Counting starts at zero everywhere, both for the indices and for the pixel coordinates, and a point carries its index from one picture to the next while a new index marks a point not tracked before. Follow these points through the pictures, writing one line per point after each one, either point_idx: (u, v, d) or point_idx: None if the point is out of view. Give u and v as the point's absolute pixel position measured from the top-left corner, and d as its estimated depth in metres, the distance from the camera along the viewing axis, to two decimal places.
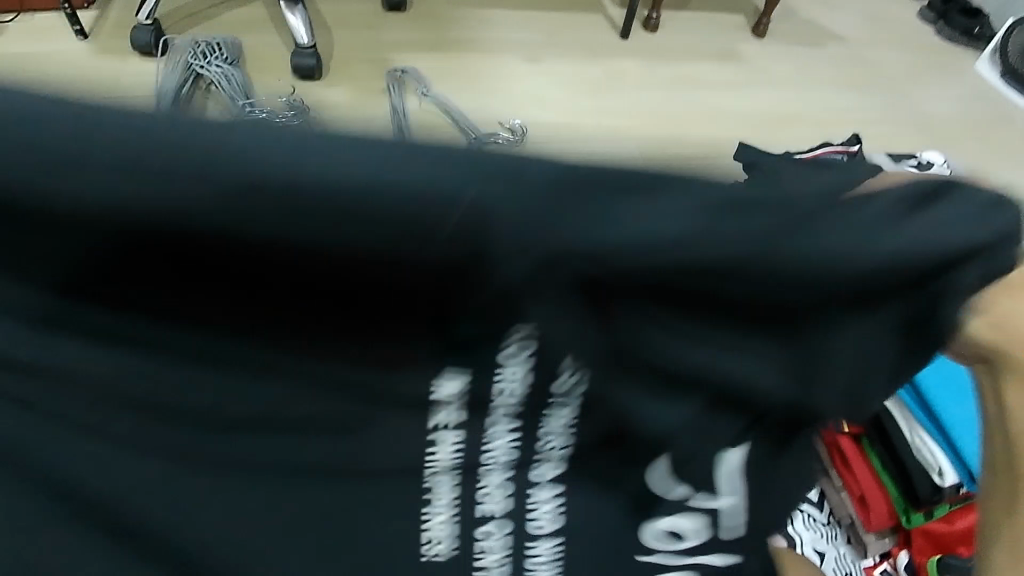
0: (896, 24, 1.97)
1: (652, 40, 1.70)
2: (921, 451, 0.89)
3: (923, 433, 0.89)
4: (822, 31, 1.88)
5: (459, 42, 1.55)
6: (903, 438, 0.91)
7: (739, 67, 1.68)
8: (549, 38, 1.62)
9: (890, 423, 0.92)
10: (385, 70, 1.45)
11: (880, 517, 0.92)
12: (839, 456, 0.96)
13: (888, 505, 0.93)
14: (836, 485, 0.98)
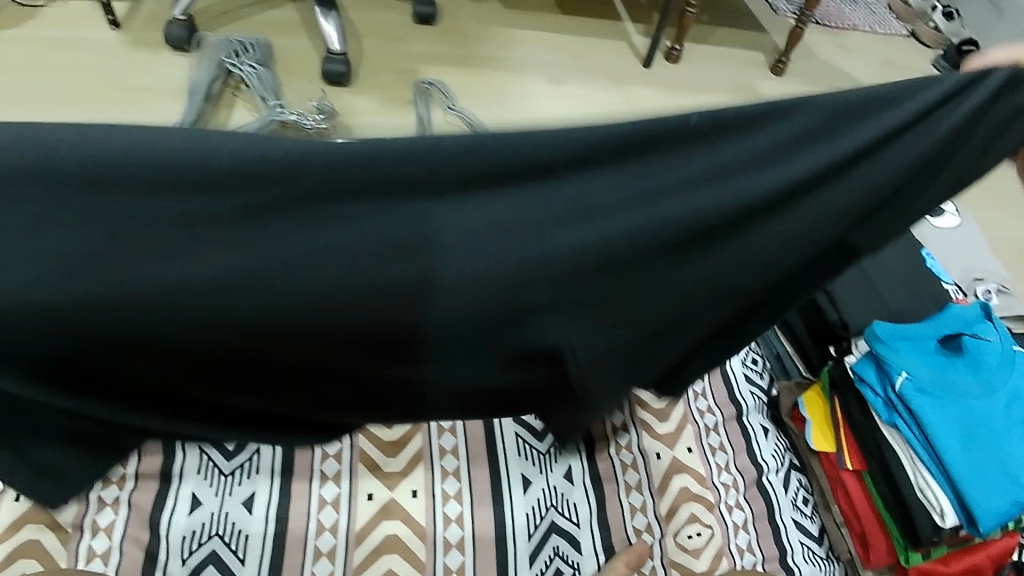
0: (911, 71, 2.01)
1: (673, 71, 1.73)
2: (924, 491, 0.89)
3: (926, 473, 0.89)
4: (838, 73, 1.92)
5: (486, 59, 1.58)
6: (905, 478, 0.91)
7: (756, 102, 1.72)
8: (574, 61, 1.66)
9: (892, 460, 0.92)
10: (412, 81, 1.48)
11: (880, 557, 0.94)
12: (843, 493, 0.99)
13: (887, 542, 0.94)
14: (836, 521, 1.00)
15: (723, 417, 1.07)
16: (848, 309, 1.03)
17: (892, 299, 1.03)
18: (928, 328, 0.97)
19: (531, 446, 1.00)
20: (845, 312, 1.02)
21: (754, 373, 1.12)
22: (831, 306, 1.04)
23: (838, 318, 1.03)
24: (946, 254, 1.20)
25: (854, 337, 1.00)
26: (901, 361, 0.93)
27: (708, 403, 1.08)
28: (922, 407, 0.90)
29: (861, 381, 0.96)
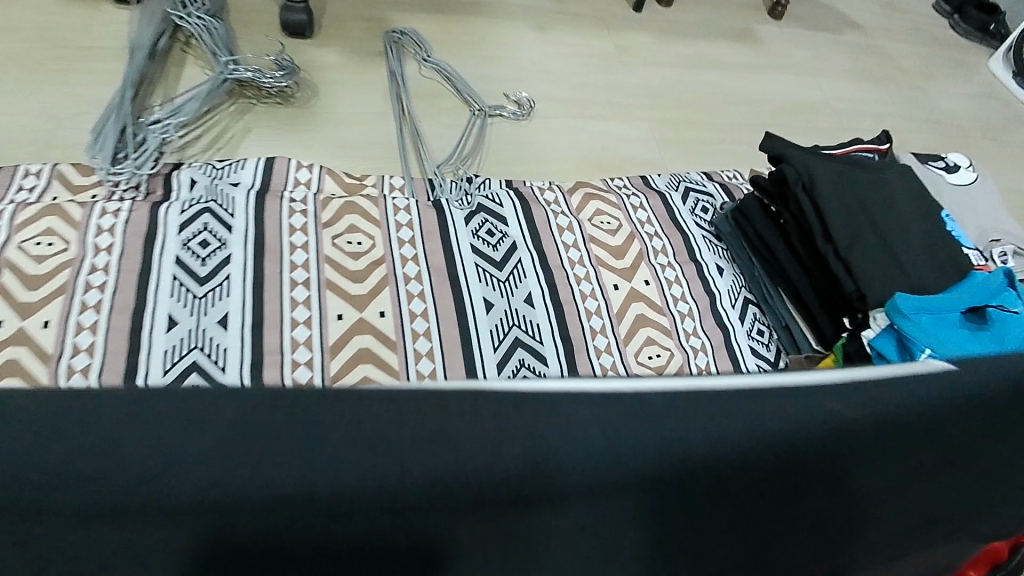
0: (912, 14, 1.92)
1: (664, 15, 1.61)
2: None
3: None
4: (838, 16, 1.82)
5: (464, 5, 1.45)
6: None
7: (754, 50, 1.63)
8: (559, 6, 1.53)
9: None
10: (382, 30, 1.34)
11: None
12: None
13: None
14: None
15: None
16: (820, 172, 0.99)
17: (870, 180, 1.02)
18: (953, 299, 0.89)
19: (534, 370, 0.92)
20: (812, 166, 0.99)
21: (760, 345, 1.06)
22: (796, 166, 1.01)
23: (804, 174, 0.99)
24: (965, 210, 1.15)
25: (872, 309, 0.91)
26: (927, 337, 0.85)
27: None
28: None
29: (881, 358, 0.90)
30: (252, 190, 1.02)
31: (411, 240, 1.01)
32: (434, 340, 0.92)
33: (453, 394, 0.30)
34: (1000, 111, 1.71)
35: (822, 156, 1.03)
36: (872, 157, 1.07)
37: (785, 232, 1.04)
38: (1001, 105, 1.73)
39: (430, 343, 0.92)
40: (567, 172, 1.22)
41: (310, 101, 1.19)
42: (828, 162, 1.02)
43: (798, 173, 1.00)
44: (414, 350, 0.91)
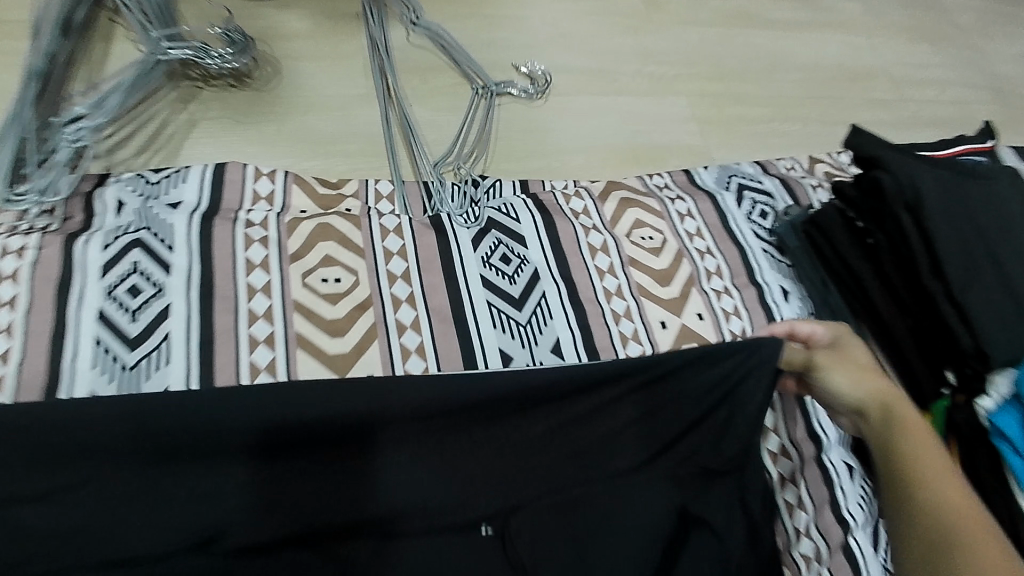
0: None
1: None
2: None
3: None
4: None
5: None
6: None
7: (800, 3, 1.37)
8: None
9: None
10: None
11: None
12: None
13: None
14: None
15: (801, 461, 0.84)
16: (926, 185, 0.78)
17: (984, 192, 0.80)
18: None
19: None
20: (918, 178, 0.78)
21: None
22: (896, 176, 0.79)
23: (907, 188, 0.78)
24: None
25: (997, 371, 0.73)
26: None
27: (780, 440, 0.85)
28: None
29: (997, 434, 0.73)
30: (196, 212, 0.79)
31: (405, 276, 0.79)
32: None
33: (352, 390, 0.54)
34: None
35: (924, 161, 0.82)
36: (982, 161, 0.85)
37: (878, 255, 0.83)
38: None
39: None
40: (593, 168, 0.99)
41: (272, 82, 0.95)
42: (931, 168, 0.80)
43: (899, 185, 0.79)
44: None
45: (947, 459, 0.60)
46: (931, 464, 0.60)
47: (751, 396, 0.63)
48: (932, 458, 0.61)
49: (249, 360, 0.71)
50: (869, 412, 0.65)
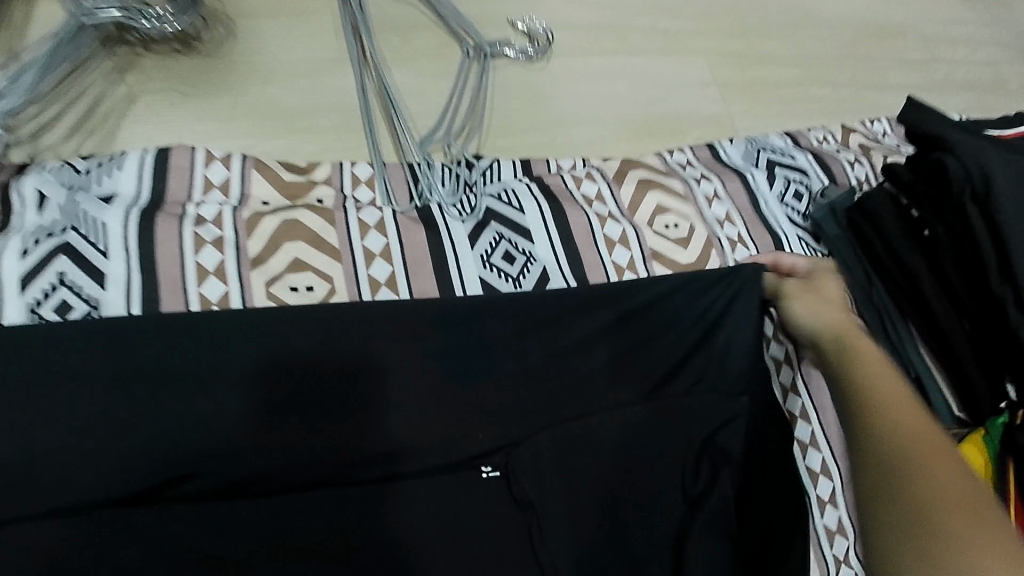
0: None
1: None
2: None
3: None
4: None
5: None
6: None
7: None
8: None
9: None
10: None
11: None
12: None
13: None
14: None
15: (843, 481, 0.74)
16: (999, 170, 0.67)
17: None
18: None
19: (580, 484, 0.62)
20: (988, 163, 0.67)
21: None
22: (961, 159, 0.69)
23: (975, 173, 0.67)
24: None
25: None
26: None
27: (823, 458, 0.74)
28: None
29: None
30: (135, 206, 0.66)
31: (391, 282, 0.67)
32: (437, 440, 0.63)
33: (349, 331, 0.62)
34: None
35: (991, 141, 0.70)
36: None
37: (932, 246, 0.72)
38: None
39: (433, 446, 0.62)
40: (603, 142, 0.86)
41: (225, 46, 0.80)
42: (1004, 150, 0.69)
43: (964, 170, 0.68)
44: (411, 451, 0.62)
45: (903, 390, 0.54)
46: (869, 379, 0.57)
47: (705, 335, 0.71)
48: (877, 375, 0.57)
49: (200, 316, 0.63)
50: (828, 347, 0.64)
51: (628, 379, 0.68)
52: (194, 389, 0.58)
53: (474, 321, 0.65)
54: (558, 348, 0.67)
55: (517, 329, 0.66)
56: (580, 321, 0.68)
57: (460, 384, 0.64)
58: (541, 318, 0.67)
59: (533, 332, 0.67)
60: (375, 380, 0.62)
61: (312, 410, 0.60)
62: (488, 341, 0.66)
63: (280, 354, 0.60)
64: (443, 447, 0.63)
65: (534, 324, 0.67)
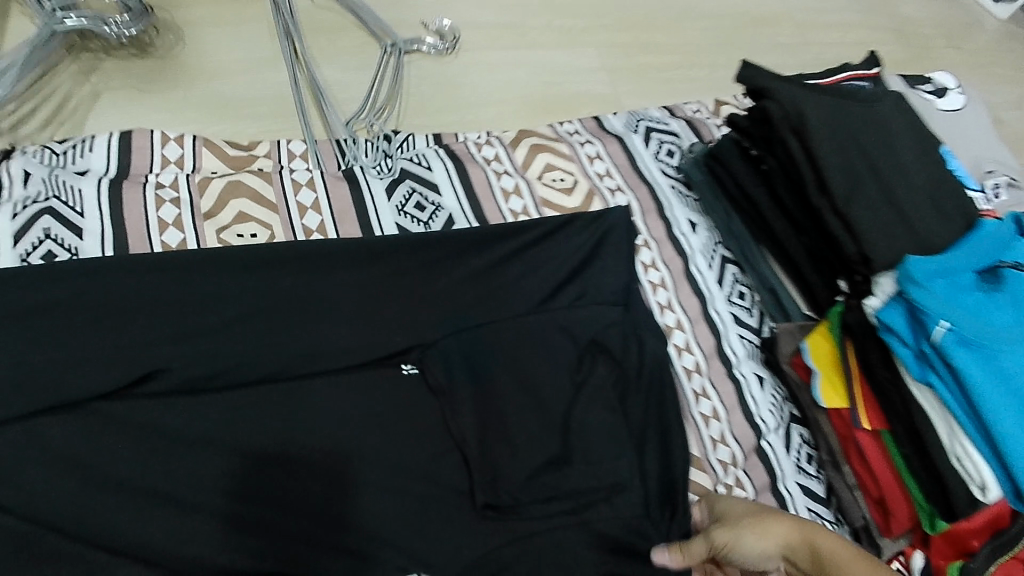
0: None
1: None
2: (962, 461, 0.78)
3: (964, 439, 0.78)
4: None
5: None
6: (939, 443, 0.79)
7: None
8: None
9: (923, 423, 0.80)
10: None
11: (902, 527, 0.83)
12: (856, 454, 0.86)
13: (910, 509, 0.83)
14: (848, 483, 0.88)
15: (711, 375, 0.89)
16: (810, 109, 0.83)
17: (864, 114, 0.87)
18: (967, 257, 0.81)
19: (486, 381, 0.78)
20: (801, 105, 0.83)
21: (742, 311, 0.95)
22: (783, 102, 0.84)
23: (792, 113, 0.83)
24: (953, 138, 1.02)
25: (877, 273, 0.80)
26: (942, 309, 0.76)
27: (693, 358, 0.89)
28: (966, 363, 0.75)
29: (887, 330, 0.79)
30: (104, 177, 0.80)
31: (321, 229, 0.81)
32: (367, 353, 0.76)
33: (290, 269, 0.77)
34: (956, 16, 1.59)
35: (807, 88, 0.87)
36: (862, 85, 0.91)
37: (770, 178, 0.88)
38: (958, 11, 1.60)
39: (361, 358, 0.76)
40: (506, 119, 1.02)
41: (174, 50, 0.95)
42: (816, 96, 0.86)
43: (785, 111, 0.83)
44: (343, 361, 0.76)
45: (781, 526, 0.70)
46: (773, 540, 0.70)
47: (590, 261, 0.86)
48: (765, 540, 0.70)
49: (161, 244, 0.77)
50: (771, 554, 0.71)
51: (527, 296, 0.82)
52: (158, 317, 0.72)
53: (394, 251, 0.79)
54: (467, 269, 0.82)
55: (436, 266, 0.80)
56: (487, 251, 0.83)
57: (386, 309, 0.78)
58: (454, 246, 0.81)
59: (442, 260, 0.81)
60: (319, 308, 0.76)
61: (263, 334, 0.74)
62: (412, 276, 0.80)
63: (238, 280, 0.75)
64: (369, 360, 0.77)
65: (450, 253, 0.81)
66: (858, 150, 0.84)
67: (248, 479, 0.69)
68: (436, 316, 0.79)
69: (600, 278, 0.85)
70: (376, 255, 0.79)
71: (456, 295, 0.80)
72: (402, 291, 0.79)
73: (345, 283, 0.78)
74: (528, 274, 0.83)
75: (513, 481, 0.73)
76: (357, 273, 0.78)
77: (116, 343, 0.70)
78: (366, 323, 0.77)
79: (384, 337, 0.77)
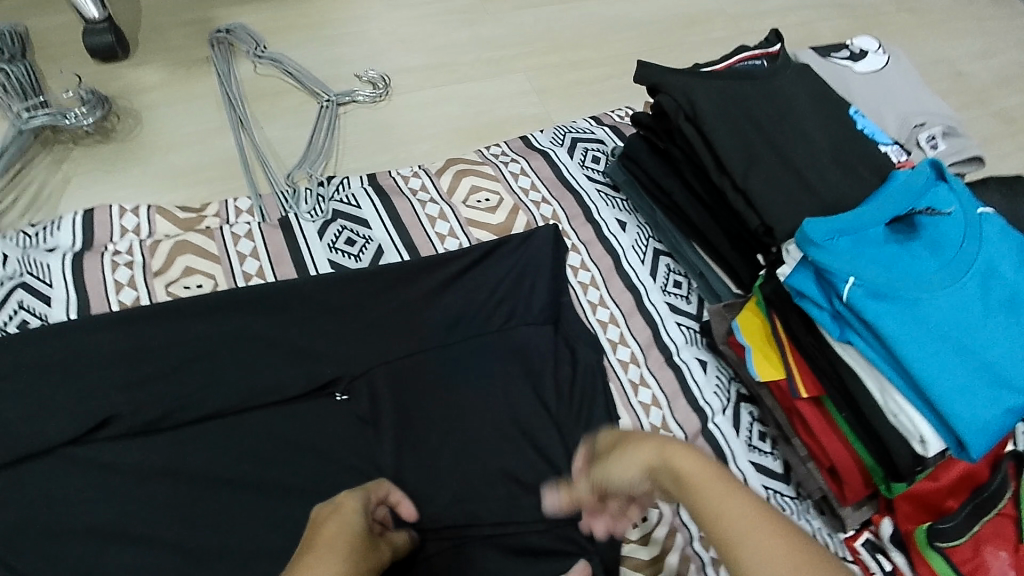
0: None
1: None
2: (899, 417, 0.73)
3: (897, 396, 0.72)
4: None
5: None
6: (873, 403, 0.74)
7: None
8: None
9: (854, 384, 0.75)
10: (206, 33, 1.17)
11: (858, 493, 0.80)
12: (804, 425, 0.83)
13: (863, 475, 0.80)
14: (801, 456, 0.86)
15: (649, 366, 0.91)
16: (699, 94, 0.84)
17: (764, 92, 0.86)
18: (873, 210, 0.78)
19: (416, 398, 0.84)
20: (689, 92, 0.84)
21: (679, 299, 0.97)
22: (672, 94, 0.86)
23: (682, 102, 0.84)
24: (878, 101, 1.03)
25: (782, 242, 0.78)
26: (846, 264, 0.73)
27: (630, 350, 0.92)
28: (879, 315, 0.71)
29: (802, 297, 0.77)
30: (69, 251, 0.89)
31: (259, 273, 0.89)
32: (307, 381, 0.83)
33: (231, 313, 0.84)
34: None
35: (700, 76, 0.86)
36: (760, 63, 0.92)
37: (678, 167, 0.90)
38: None
39: (302, 386, 0.83)
40: (439, 151, 1.09)
41: (134, 132, 1.06)
42: (706, 83, 0.85)
43: (676, 101, 0.85)
44: (285, 390, 0.83)
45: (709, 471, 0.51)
46: (731, 504, 0.48)
47: (512, 271, 0.91)
48: (725, 496, 0.49)
49: (118, 303, 0.86)
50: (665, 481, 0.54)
51: (453, 312, 0.88)
52: (116, 368, 0.80)
53: (322, 284, 0.86)
54: (394, 293, 0.88)
55: (363, 294, 0.87)
56: (411, 275, 0.88)
57: (320, 340, 0.85)
58: (376, 274, 0.87)
59: (369, 287, 0.87)
60: (260, 346, 0.84)
61: (211, 374, 0.82)
62: (342, 306, 0.86)
63: (184, 326, 0.83)
64: (308, 388, 0.83)
65: (375, 280, 0.87)
66: (753, 125, 0.83)
67: (201, 504, 0.76)
68: (367, 340, 0.86)
69: (521, 287, 0.91)
70: (306, 291, 0.86)
71: (384, 319, 0.87)
72: (334, 321, 0.86)
73: (280, 320, 0.85)
74: (452, 292, 0.89)
75: (445, 489, 0.78)
76: (290, 309, 0.85)
77: (79, 395, 0.78)
78: (303, 357, 0.84)
79: (320, 366, 0.84)
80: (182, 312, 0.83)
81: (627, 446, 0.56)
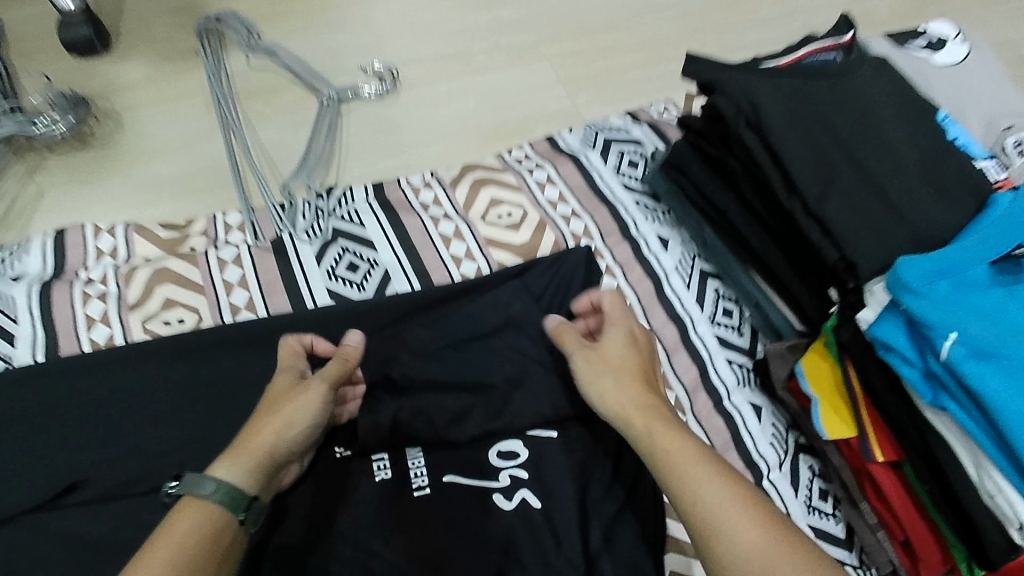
0: None
1: None
2: (996, 499, 0.60)
3: (996, 474, 0.60)
4: None
5: None
6: (967, 480, 0.62)
7: None
8: None
9: (945, 456, 0.63)
10: (194, 21, 1.05)
11: (934, 574, 0.68)
12: (875, 490, 0.72)
13: (939, 552, 0.68)
14: (869, 523, 0.74)
15: (695, 413, 0.79)
16: (765, 95, 0.70)
17: (840, 91, 0.72)
18: (973, 243, 0.64)
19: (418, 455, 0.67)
20: (752, 93, 0.70)
21: (729, 331, 0.84)
22: (730, 94, 0.72)
23: (744, 103, 0.70)
24: (960, 99, 0.88)
25: (867, 281, 0.66)
26: (945, 314, 0.60)
27: (675, 395, 0.79)
28: (984, 380, 0.58)
29: (886, 348, 0.64)
30: (37, 281, 0.79)
31: (249, 305, 0.79)
32: None
33: (217, 357, 0.74)
34: None
35: (762, 72, 0.72)
36: (833, 58, 0.78)
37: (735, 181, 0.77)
38: None
39: None
40: (453, 154, 0.96)
41: (115, 137, 0.95)
42: (770, 80, 0.71)
43: (736, 103, 0.71)
44: None
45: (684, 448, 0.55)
46: (697, 481, 0.52)
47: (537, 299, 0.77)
48: (696, 472, 0.53)
49: (91, 342, 0.76)
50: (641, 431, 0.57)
51: None
52: (85, 421, 0.70)
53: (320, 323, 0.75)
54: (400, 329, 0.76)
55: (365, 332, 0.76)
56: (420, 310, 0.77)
57: None
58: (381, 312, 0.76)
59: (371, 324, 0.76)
60: (247, 392, 0.73)
61: (190, 425, 0.71)
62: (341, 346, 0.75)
63: (164, 372, 0.73)
64: None
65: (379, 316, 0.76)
66: (828, 134, 0.69)
67: None
68: None
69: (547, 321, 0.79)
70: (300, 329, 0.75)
71: None
72: None
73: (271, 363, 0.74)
74: (467, 323, 0.73)
75: None
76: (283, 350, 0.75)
77: (44, 454, 0.68)
78: None
79: None
80: (162, 355, 0.73)
81: (613, 380, 0.60)
